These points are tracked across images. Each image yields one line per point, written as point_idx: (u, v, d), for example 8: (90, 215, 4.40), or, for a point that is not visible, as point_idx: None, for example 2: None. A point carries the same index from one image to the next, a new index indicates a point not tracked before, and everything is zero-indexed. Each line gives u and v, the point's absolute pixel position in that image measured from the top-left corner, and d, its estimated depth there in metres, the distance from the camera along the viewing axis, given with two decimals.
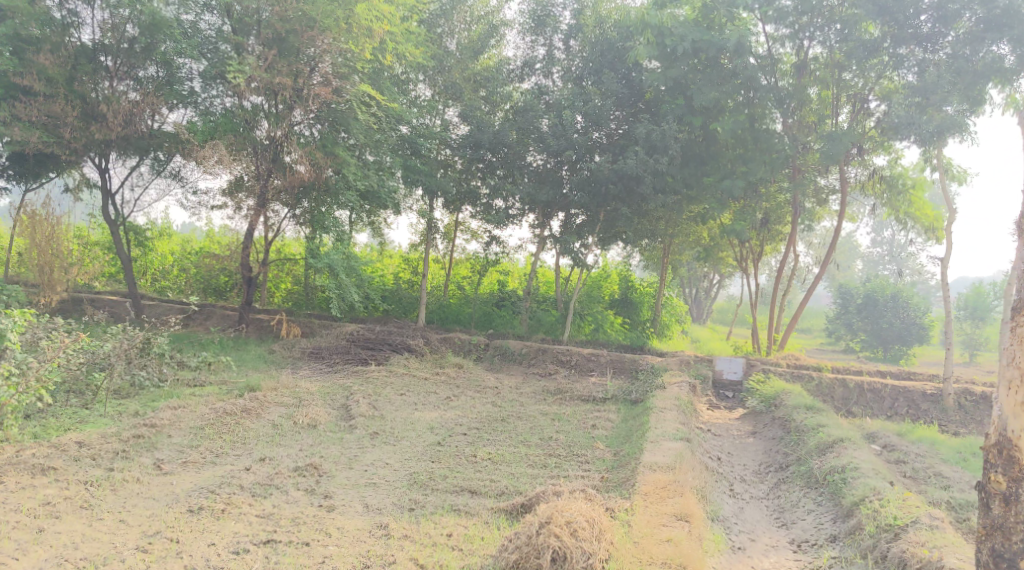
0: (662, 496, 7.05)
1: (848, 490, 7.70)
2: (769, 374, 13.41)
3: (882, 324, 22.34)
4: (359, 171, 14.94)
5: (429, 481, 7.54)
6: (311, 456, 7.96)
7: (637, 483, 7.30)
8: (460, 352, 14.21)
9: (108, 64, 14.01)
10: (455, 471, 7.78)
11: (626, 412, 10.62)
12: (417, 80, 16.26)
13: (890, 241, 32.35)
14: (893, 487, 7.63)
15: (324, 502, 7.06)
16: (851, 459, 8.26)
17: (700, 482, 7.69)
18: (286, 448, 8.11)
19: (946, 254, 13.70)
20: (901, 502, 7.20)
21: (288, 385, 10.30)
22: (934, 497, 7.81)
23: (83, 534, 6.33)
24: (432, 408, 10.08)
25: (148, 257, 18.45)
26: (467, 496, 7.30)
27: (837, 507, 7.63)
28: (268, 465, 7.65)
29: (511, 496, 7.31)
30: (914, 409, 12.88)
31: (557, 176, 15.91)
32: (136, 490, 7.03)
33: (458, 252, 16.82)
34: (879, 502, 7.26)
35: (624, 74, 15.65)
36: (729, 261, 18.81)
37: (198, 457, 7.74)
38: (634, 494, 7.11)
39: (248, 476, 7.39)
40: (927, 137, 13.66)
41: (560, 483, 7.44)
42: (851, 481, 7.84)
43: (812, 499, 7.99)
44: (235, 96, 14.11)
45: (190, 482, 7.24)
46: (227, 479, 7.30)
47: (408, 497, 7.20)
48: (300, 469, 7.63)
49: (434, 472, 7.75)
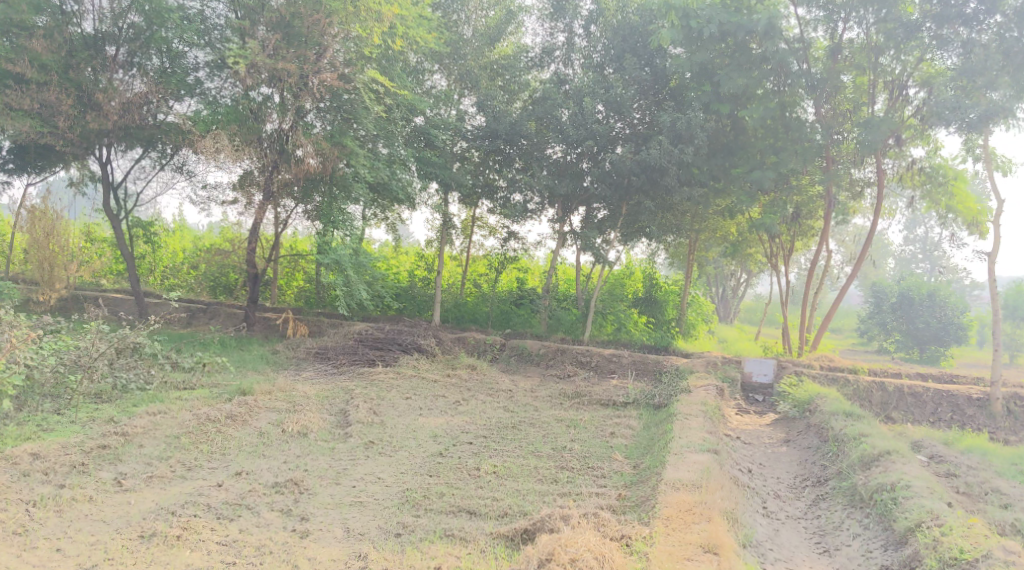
0: (686, 521, 6.27)
1: (900, 513, 6.86)
2: (802, 377, 12.50)
3: (918, 323, 21.30)
4: (369, 163, 14.26)
5: (423, 500, 6.82)
6: (294, 470, 7.28)
7: (658, 505, 6.52)
8: (474, 352, 13.49)
9: (110, 53, 13.58)
10: (454, 488, 7.05)
11: (648, 417, 9.83)
12: (432, 70, 15.59)
13: (924, 240, 31.42)
14: (952, 511, 6.76)
15: (299, 526, 6.37)
16: (901, 475, 7.37)
17: (729, 502, 6.90)
18: (268, 460, 7.44)
19: (993, 249, 12.69)
20: (965, 529, 6.35)
21: (283, 389, 9.66)
22: (999, 521, 6.91)
23: (9, 566, 5.70)
24: (438, 415, 9.32)
25: (158, 254, 18.08)
26: (465, 518, 6.58)
27: (888, 533, 6.81)
28: (244, 481, 6.99)
29: (514, 518, 6.57)
30: (959, 415, 11.87)
31: (577, 169, 15.01)
32: (85, 511, 6.40)
33: (476, 249, 16.03)
34: (940, 529, 6.42)
35: (647, 60, 14.74)
36: (757, 258, 17.88)
37: (167, 470, 7.10)
38: (654, 519, 6.32)
39: (218, 495, 6.73)
40: (972, 124, 12.72)
41: (569, 506, 6.69)
42: (903, 501, 6.99)
43: (856, 523, 7.15)
44: (240, 85, 13.54)
45: (150, 502, 6.59)
46: (193, 498, 6.65)
47: (396, 518, 6.51)
48: (279, 485, 6.95)
49: (430, 489, 7.02)
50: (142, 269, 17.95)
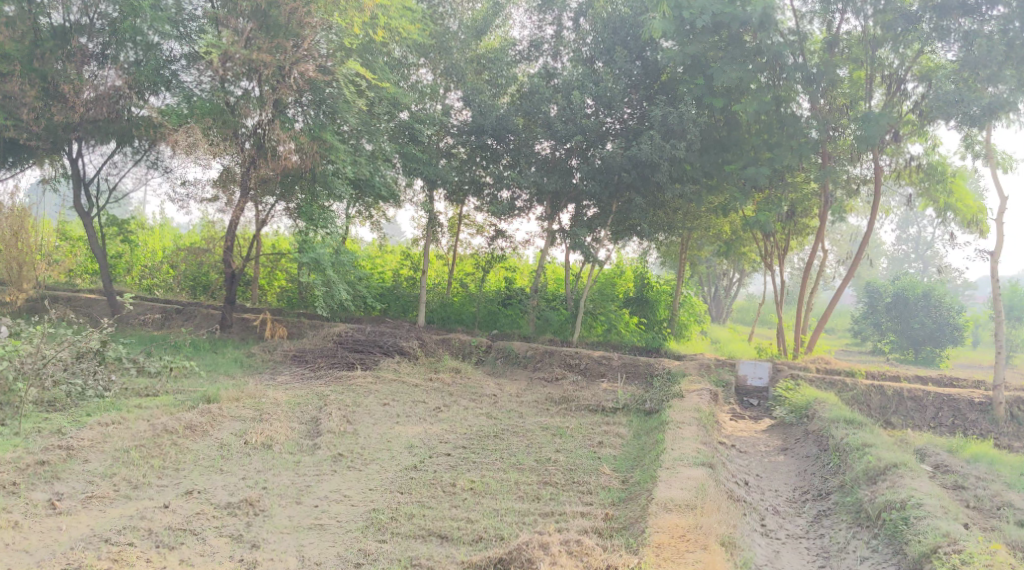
0: (679, 550, 5.77)
1: (913, 535, 6.38)
2: (799, 380, 12.01)
3: (913, 324, 20.89)
4: (349, 157, 13.67)
5: (390, 523, 6.31)
6: (252, 488, 6.75)
7: (648, 530, 6.02)
8: (459, 354, 12.95)
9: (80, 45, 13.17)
10: (426, 509, 6.54)
11: (639, 425, 9.32)
12: (418, 64, 14.83)
13: (916, 239, 31.28)
14: (970, 534, 6.28)
15: (249, 554, 5.85)
16: (911, 492, 6.90)
17: (726, 525, 6.39)
18: (225, 476, 6.91)
19: (997, 247, 12.18)
20: (986, 556, 5.88)
21: (251, 395, 9.14)
22: (1018, 542, 6.43)
23: None
24: (416, 423, 8.79)
25: (136, 252, 17.48)
26: (435, 543, 6.07)
27: (899, 556, 6.34)
28: (194, 501, 6.47)
29: (489, 544, 6.07)
30: (961, 419, 11.40)
31: (566, 166, 14.44)
32: (10, 538, 5.87)
33: (463, 247, 15.49)
34: (959, 555, 5.94)
35: (637, 54, 14.22)
36: (751, 257, 17.44)
37: (109, 490, 6.57)
38: (644, 548, 5.81)
39: (161, 518, 6.20)
40: (975, 117, 12.26)
41: (549, 531, 6.17)
42: (915, 522, 6.51)
43: (863, 545, 6.67)
44: (216, 78, 13.06)
45: (84, 527, 6.06)
46: (134, 521, 6.13)
47: (359, 545, 5.99)
48: (233, 506, 6.42)
49: (399, 509, 6.51)
50: (118, 269, 17.34)
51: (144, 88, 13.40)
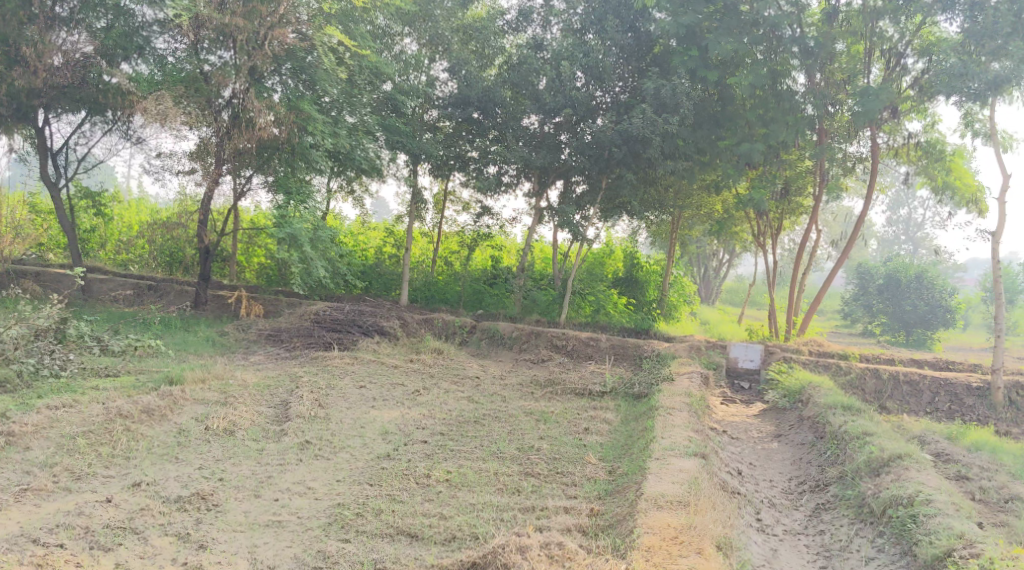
0: (670, 554, 5.36)
1: (923, 535, 6.03)
2: (791, 363, 11.62)
3: (904, 306, 20.56)
4: (328, 129, 13.04)
5: (356, 519, 5.88)
6: (206, 480, 6.30)
7: (637, 531, 5.60)
8: (442, 335, 12.45)
9: (57, 12, 12.44)
10: (396, 504, 6.10)
11: (627, 410, 8.92)
12: (402, 33, 13.99)
13: (906, 219, 31.04)
14: (985, 535, 5.91)
15: (195, 556, 5.42)
16: (920, 487, 6.53)
17: (721, 524, 5.99)
18: (178, 466, 6.47)
19: (997, 228, 11.82)
20: (1006, 559, 5.51)
21: (219, 376, 8.68)
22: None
23: None
24: (393, 407, 8.32)
25: (111, 227, 16.89)
26: (404, 543, 5.65)
27: (908, 558, 5.97)
28: (140, 495, 6.03)
29: (462, 544, 5.65)
30: (958, 405, 11.05)
31: (555, 141, 13.84)
32: None
33: (448, 225, 14.94)
34: (975, 558, 5.58)
35: (630, 24, 13.62)
36: (743, 236, 16.98)
37: (47, 482, 6.12)
38: (632, 551, 5.40)
39: (102, 514, 5.77)
40: (980, 94, 11.70)
41: (528, 531, 5.74)
42: (924, 521, 6.15)
43: (868, 544, 6.32)
44: (187, 42, 12.55)
45: (16, 525, 5.61)
46: (69, 519, 5.68)
47: (318, 545, 5.57)
48: (183, 501, 5.98)
49: (368, 504, 6.07)
50: (93, 243, 16.71)
51: (116, 55, 12.90)
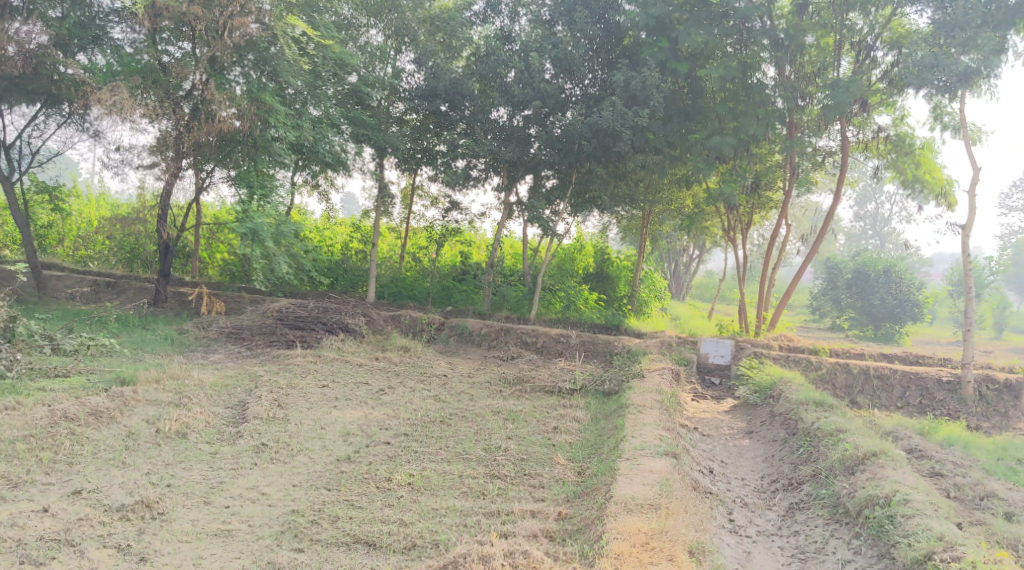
0: (641, 562, 5.19)
1: (901, 536, 5.95)
2: (761, 358, 11.50)
3: (873, 299, 20.63)
4: (291, 120, 12.65)
5: (311, 528, 5.68)
6: (153, 486, 6.08)
7: (605, 536, 5.43)
8: (409, 332, 12.18)
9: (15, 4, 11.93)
10: (353, 509, 5.90)
11: (597, 408, 8.72)
12: (368, 25, 13.67)
13: (873, 215, 31.37)
14: (965, 536, 5.82)
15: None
16: (897, 486, 6.44)
17: (694, 528, 5.83)
18: (124, 472, 6.21)
19: (968, 221, 11.82)
20: (987, 562, 5.44)
21: (174, 376, 8.33)
22: (1010, 541, 6.05)
23: None
24: (356, 407, 8.04)
25: (70, 222, 16.31)
26: (361, 553, 5.47)
27: (887, 560, 5.88)
28: (79, 503, 5.80)
29: (422, 553, 5.48)
30: (928, 399, 11.04)
31: (524, 135, 13.60)
32: None
33: (416, 220, 14.61)
34: (955, 561, 5.49)
35: (599, 15, 13.30)
36: (714, 231, 16.90)
37: None
38: (602, 558, 5.22)
39: (38, 525, 5.55)
40: (949, 86, 11.68)
41: (492, 539, 5.55)
42: (903, 521, 6.07)
43: (844, 546, 6.22)
44: (144, 30, 12.11)
45: None
46: (2, 530, 5.47)
47: (269, 556, 5.39)
48: (126, 509, 5.76)
49: (325, 512, 5.85)
50: (50, 240, 16.14)
51: (71, 46, 12.48)
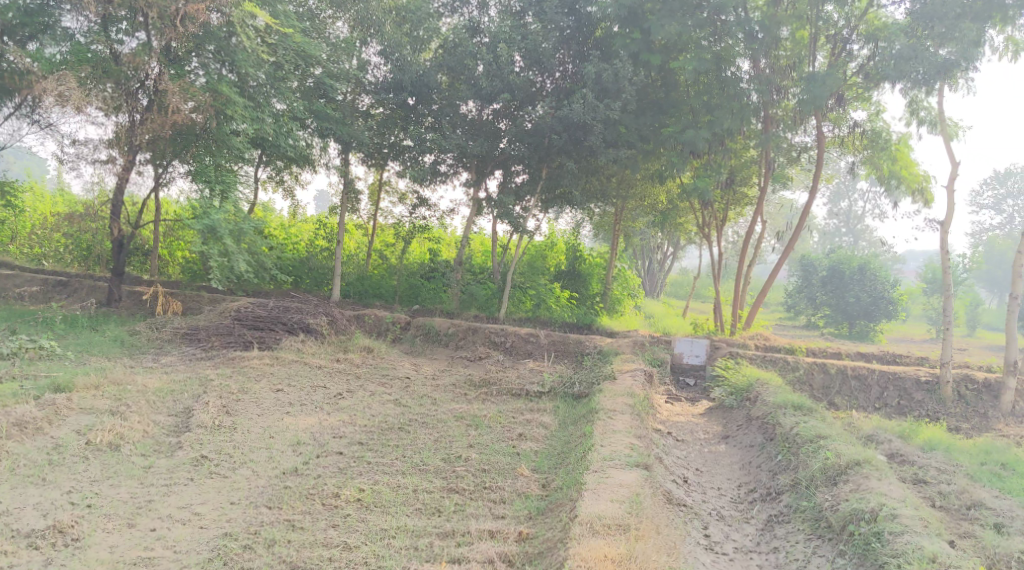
0: None
1: (888, 555, 5.62)
2: (736, 358, 11.19)
3: (848, 297, 20.42)
4: (249, 113, 12.03)
5: (244, 555, 5.27)
6: (74, 507, 5.67)
7: (566, 562, 5.04)
8: (374, 332, 11.72)
9: None
10: (293, 532, 5.50)
11: (566, 412, 8.33)
12: (333, 16, 13.16)
13: (846, 213, 31.39)
14: (958, 556, 5.50)
15: None
16: (882, 500, 6.11)
17: (666, 550, 5.45)
18: (43, 491, 5.80)
19: (945, 218, 11.59)
20: None
21: (116, 382, 7.78)
22: (1001, 557, 5.74)
23: None
24: (310, 413, 7.59)
25: (23, 219, 15.49)
26: None
27: None
28: None
29: None
30: (907, 400, 10.77)
31: (493, 129, 13.15)
32: None
33: (383, 216, 14.12)
34: None
35: (570, 6, 12.86)
36: (688, 227, 16.58)
37: None
38: None
39: None
40: (919, 81, 11.47)
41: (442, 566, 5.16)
42: (891, 539, 5.74)
43: (828, 565, 5.88)
44: (94, 15, 11.48)
45: None
46: None
47: None
48: (38, 534, 5.36)
49: (263, 536, 5.44)
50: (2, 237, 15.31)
51: (20, 36, 11.75)
